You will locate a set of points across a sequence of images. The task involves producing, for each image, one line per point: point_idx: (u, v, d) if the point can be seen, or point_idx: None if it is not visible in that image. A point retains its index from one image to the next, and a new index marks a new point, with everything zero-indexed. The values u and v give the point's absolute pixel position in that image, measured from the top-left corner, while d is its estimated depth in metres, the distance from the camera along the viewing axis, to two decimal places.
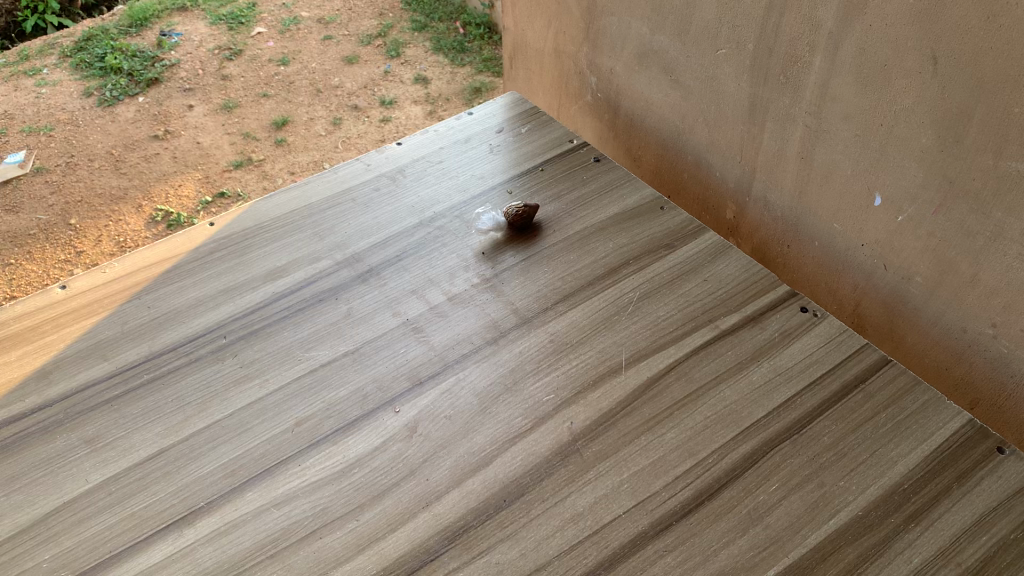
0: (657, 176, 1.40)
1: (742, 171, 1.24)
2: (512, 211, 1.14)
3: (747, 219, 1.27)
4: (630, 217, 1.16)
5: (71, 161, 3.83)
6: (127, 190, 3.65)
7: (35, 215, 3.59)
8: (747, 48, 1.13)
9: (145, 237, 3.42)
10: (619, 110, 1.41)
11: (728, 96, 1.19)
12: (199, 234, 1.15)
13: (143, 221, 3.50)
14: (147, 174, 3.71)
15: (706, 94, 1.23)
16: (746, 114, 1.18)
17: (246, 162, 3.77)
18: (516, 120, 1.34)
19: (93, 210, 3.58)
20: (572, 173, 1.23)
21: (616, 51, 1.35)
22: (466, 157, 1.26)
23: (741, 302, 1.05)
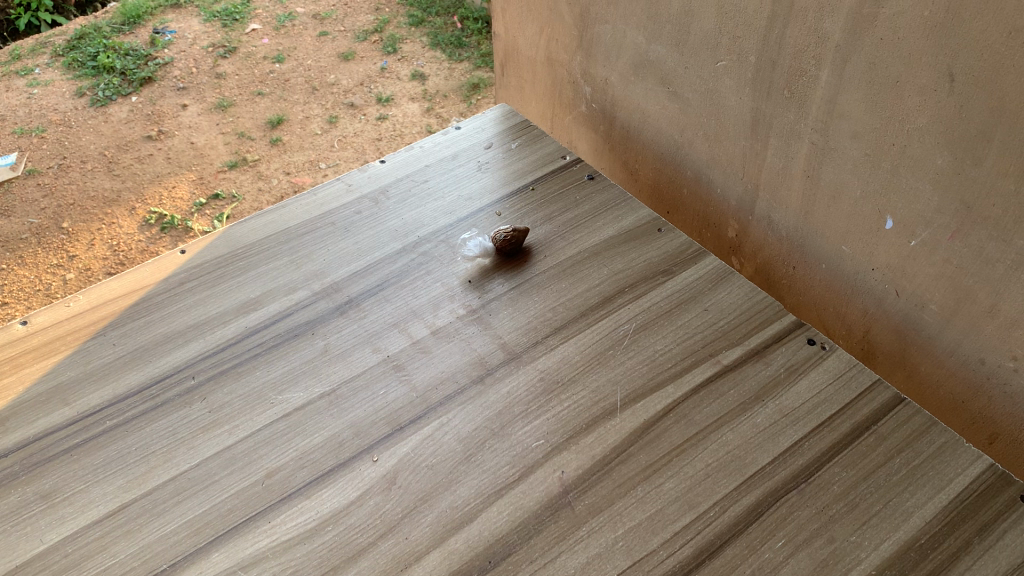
0: (655, 191, 1.33)
1: (744, 187, 1.17)
2: (501, 236, 1.07)
3: (750, 238, 1.20)
4: (626, 241, 1.10)
5: (64, 163, 3.76)
6: (119, 192, 3.58)
7: (27, 219, 3.52)
8: (749, 59, 1.06)
9: (138, 240, 3.35)
10: (614, 122, 1.34)
11: (728, 110, 1.12)
12: (168, 263, 1.09)
13: (136, 224, 3.43)
14: (140, 175, 3.65)
15: (706, 108, 1.16)
16: (748, 129, 1.11)
17: (241, 162, 3.69)
18: (506, 134, 1.27)
19: (86, 213, 3.51)
20: (565, 192, 1.17)
21: (611, 61, 1.28)
22: (452, 176, 1.20)
23: (744, 334, 0.99)
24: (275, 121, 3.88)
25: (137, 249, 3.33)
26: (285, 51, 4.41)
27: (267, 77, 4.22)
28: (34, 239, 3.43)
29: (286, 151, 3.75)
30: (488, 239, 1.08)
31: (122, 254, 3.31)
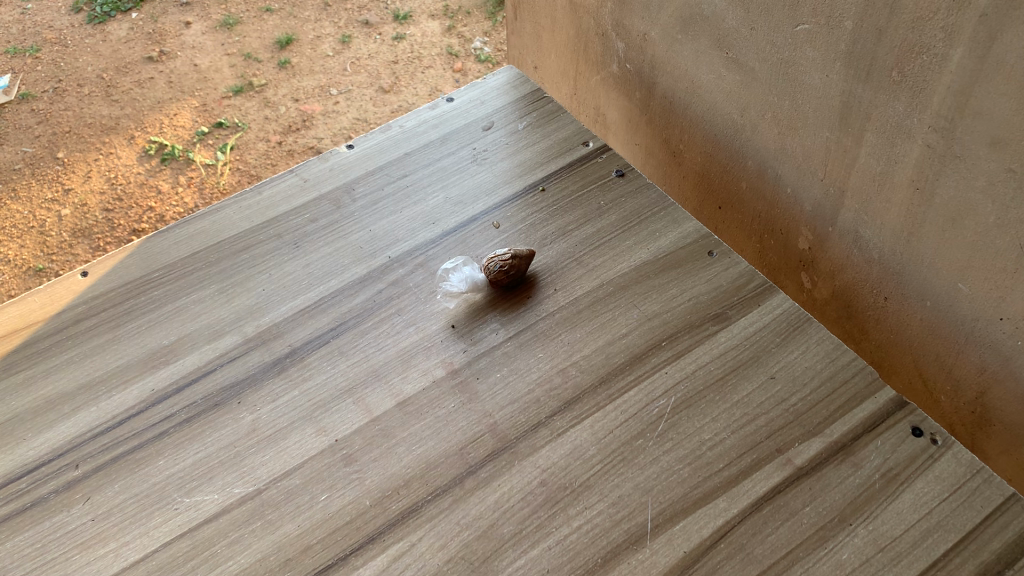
0: (700, 181, 1.01)
1: (824, 190, 0.86)
2: (495, 265, 0.80)
3: (828, 255, 0.90)
4: (664, 269, 0.82)
5: (59, 86, 3.16)
6: (118, 117, 2.95)
7: (20, 146, 2.93)
8: (843, 24, 0.74)
9: (138, 171, 2.77)
10: (649, 89, 1.02)
11: (807, 89, 0.81)
12: (63, 289, 0.84)
13: (136, 154, 2.82)
14: (140, 99, 2.99)
15: (775, 83, 0.84)
16: (836, 117, 0.80)
17: (247, 86, 3.04)
18: (510, 110, 0.99)
19: (82, 141, 2.90)
20: (584, 196, 0.89)
21: (649, 12, 0.96)
22: (438, 169, 0.92)
23: (821, 418, 0.72)
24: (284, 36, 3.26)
25: (139, 183, 2.73)
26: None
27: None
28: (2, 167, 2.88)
29: (296, 74, 3.09)
30: (479, 268, 0.81)
31: (121, 187, 2.72)
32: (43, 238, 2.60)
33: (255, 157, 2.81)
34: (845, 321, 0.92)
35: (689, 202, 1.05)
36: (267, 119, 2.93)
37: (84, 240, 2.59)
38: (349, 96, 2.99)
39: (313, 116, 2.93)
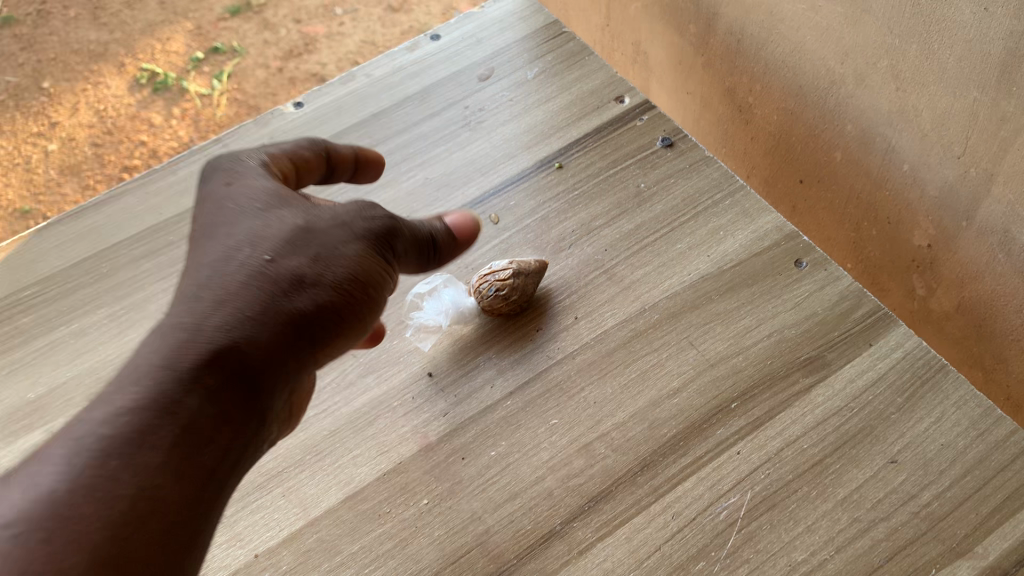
0: (776, 146, 0.71)
1: (961, 170, 0.54)
2: (489, 292, 0.57)
3: (956, 256, 0.58)
4: (733, 288, 0.58)
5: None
6: (105, 42, 1.65)
7: None
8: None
9: (128, 103, 1.59)
10: (707, 22, 0.71)
11: (947, 23, 0.49)
12: None
13: (126, 88, 1.60)
14: (129, 19, 1.68)
15: (897, 16, 0.52)
16: (998, 68, 0.48)
17: (247, 8, 1.73)
18: (515, 50, 0.73)
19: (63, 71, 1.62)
20: (617, 176, 0.65)
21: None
22: (415, 137, 0.68)
23: (969, 530, 0.48)
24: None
25: (130, 120, 1.56)
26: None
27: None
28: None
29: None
30: (472, 298, 0.58)
31: (114, 120, 1.56)
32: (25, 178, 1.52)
33: (254, 89, 1.61)
34: (976, 363, 0.61)
35: (757, 172, 0.75)
36: (264, 45, 1.64)
37: (72, 179, 1.49)
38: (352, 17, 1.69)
39: (317, 39, 1.66)
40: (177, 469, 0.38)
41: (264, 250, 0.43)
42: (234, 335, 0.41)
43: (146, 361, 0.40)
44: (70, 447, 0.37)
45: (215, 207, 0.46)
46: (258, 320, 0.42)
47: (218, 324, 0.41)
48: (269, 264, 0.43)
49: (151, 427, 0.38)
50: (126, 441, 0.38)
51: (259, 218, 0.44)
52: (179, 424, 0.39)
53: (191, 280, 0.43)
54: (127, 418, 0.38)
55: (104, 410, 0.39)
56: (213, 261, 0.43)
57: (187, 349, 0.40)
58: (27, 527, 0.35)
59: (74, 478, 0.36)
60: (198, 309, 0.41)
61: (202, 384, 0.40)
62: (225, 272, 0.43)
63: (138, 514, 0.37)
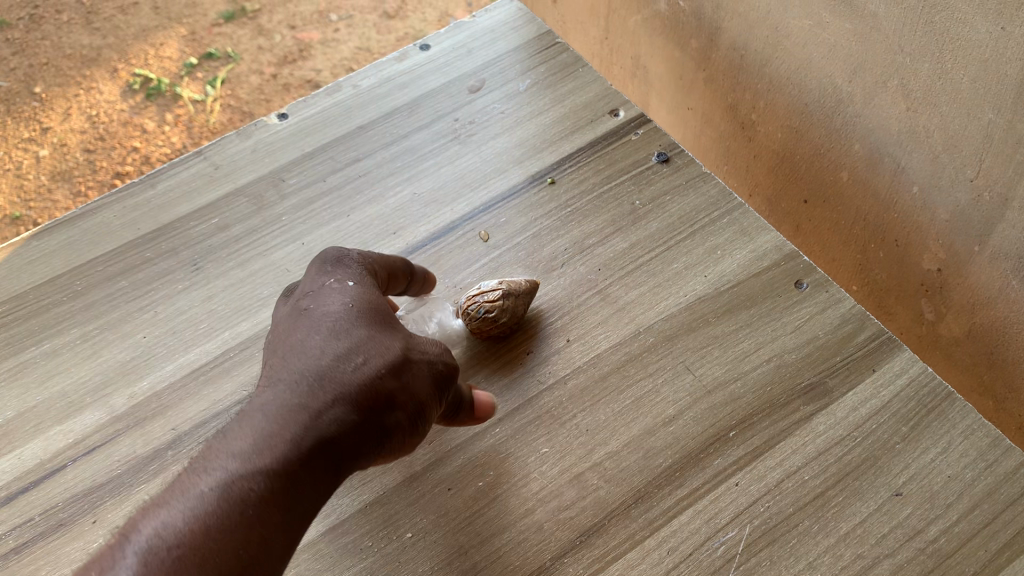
0: (779, 164, 0.69)
1: (974, 195, 0.52)
2: (478, 310, 0.55)
3: (966, 284, 0.56)
4: (731, 310, 0.56)
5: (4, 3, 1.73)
6: (98, 47, 1.65)
7: None
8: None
9: (121, 108, 1.58)
10: (709, 37, 0.69)
11: (959, 43, 0.48)
12: None
13: (120, 91, 1.59)
14: (123, 24, 1.68)
15: (908, 34, 0.51)
16: (1014, 93, 0.46)
17: (241, 13, 1.71)
18: (508, 61, 0.71)
19: (57, 75, 1.61)
20: (611, 193, 0.63)
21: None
22: (403, 151, 0.66)
23: (978, 569, 0.46)
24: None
25: (123, 124, 1.56)
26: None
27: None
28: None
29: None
30: (458, 318, 0.57)
31: (106, 125, 1.55)
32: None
33: (248, 94, 1.61)
34: (991, 390, 0.59)
35: (760, 190, 0.74)
36: (262, 53, 1.66)
37: (65, 183, 1.49)
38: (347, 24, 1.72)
39: (311, 45, 1.67)
40: (287, 553, 0.39)
41: (374, 356, 0.46)
42: (346, 432, 0.43)
43: (267, 433, 0.41)
44: (202, 498, 0.38)
45: (323, 303, 0.48)
46: (366, 422, 0.44)
47: (337, 419, 0.43)
48: (378, 371, 0.45)
49: (275, 500, 0.39)
50: (253, 507, 0.39)
51: (370, 323, 0.47)
52: (299, 506, 0.40)
53: (305, 364, 0.45)
54: (255, 485, 0.39)
55: (230, 469, 0.40)
56: (324, 354, 0.45)
57: (306, 435, 0.42)
58: (165, 563, 0.36)
59: (208, 526, 0.37)
60: (316, 399, 0.43)
61: (315, 472, 0.41)
62: (340, 367, 0.45)
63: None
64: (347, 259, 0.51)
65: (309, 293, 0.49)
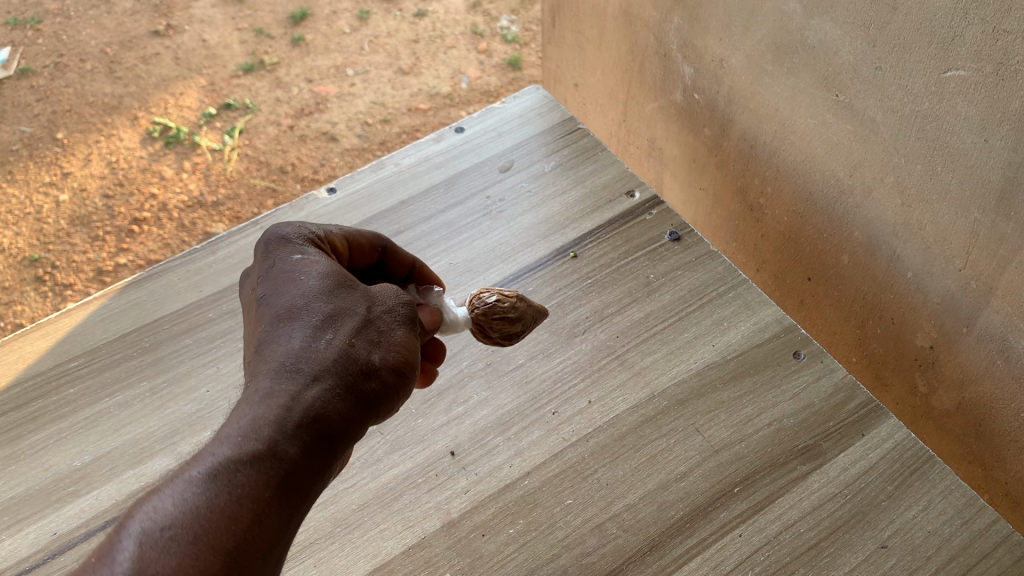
0: (787, 245, 0.81)
1: (962, 282, 0.64)
2: (486, 302, 0.61)
3: (956, 360, 0.68)
4: (736, 376, 0.63)
5: (61, 61, 2.05)
6: (121, 96, 1.96)
7: (14, 125, 1.93)
8: (1020, 76, 0.53)
9: (140, 154, 1.85)
10: (722, 127, 0.81)
11: (949, 150, 0.60)
12: None
13: (138, 136, 1.88)
14: (144, 74, 2.00)
15: (904, 140, 0.63)
16: (994, 197, 0.59)
17: (259, 65, 2.03)
18: (537, 144, 0.79)
19: (82, 122, 1.92)
20: (628, 267, 0.70)
21: (731, 33, 0.74)
22: (440, 224, 0.73)
23: None
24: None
25: (142, 169, 1.83)
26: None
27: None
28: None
29: (309, 51, 2.07)
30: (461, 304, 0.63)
31: (124, 171, 1.82)
32: (40, 226, 1.75)
33: None
34: (972, 442, 0.71)
35: (768, 266, 0.86)
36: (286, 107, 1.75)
37: (83, 228, 1.73)
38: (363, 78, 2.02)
39: None
40: (282, 522, 0.43)
41: (341, 329, 0.50)
42: (326, 406, 0.47)
43: (252, 415, 0.46)
44: (193, 480, 0.43)
45: (285, 282, 0.52)
46: (345, 393, 0.48)
47: (314, 393, 0.47)
48: (346, 342, 0.50)
49: (263, 476, 0.44)
50: (241, 484, 0.43)
51: (332, 297, 0.51)
52: (287, 478, 0.44)
53: (280, 347, 0.49)
54: (242, 465, 0.43)
55: (219, 453, 0.44)
56: (296, 337, 0.50)
57: (289, 414, 0.46)
58: (159, 542, 0.40)
59: (201, 503, 0.42)
60: (293, 378, 0.48)
61: (302, 442, 0.46)
62: (311, 345, 0.49)
63: (251, 554, 0.42)
64: (303, 231, 0.56)
65: (271, 275, 0.54)
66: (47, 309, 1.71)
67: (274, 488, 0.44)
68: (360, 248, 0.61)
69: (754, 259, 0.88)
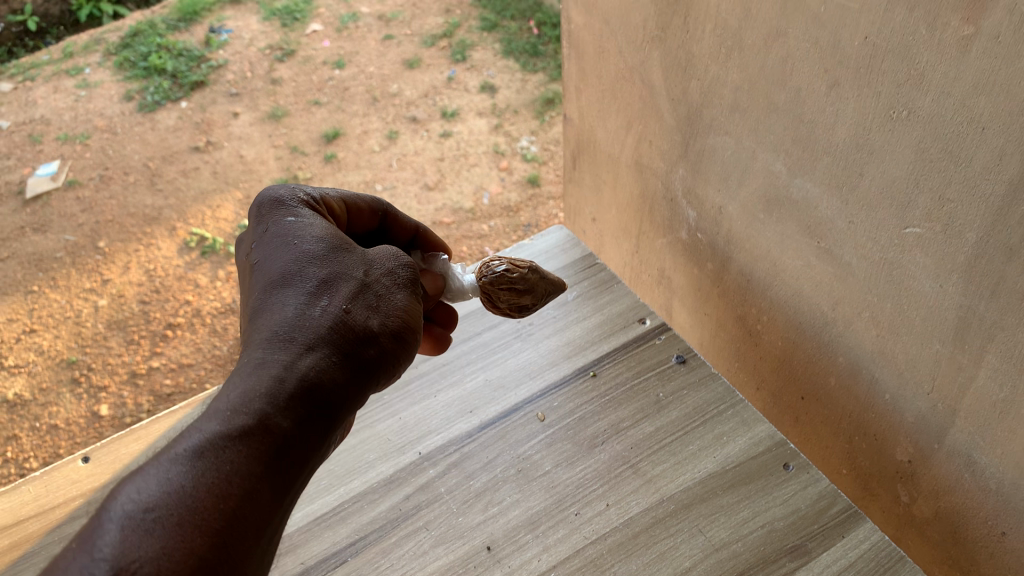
0: (782, 367, 0.92)
1: (931, 404, 0.75)
2: (496, 270, 0.85)
3: (931, 472, 0.78)
4: (734, 485, 0.74)
5: (107, 175, 2.71)
6: (160, 208, 2.56)
7: (62, 235, 2.53)
8: (962, 236, 0.64)
9: (176, 263, 2.37)
10: (722, 263, 0.93)
11: (912, 294, 0.71)
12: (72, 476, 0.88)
13: (176, 246, 2.42)
14: (184, 189, 2.62)
15: (874, 283, 0.75)
16: (950, 334, 0.69)
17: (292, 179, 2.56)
18: (561, 280, 0.96)
19: (123, 232, 2.50)
20: (640, 386, 0.83)
21: (728, 186, 0.87)
22: (478, 346, 0.91)
23: None
24: (315, 101, 2.93)
25: (178, 276, 2.33)
26: (353, 10, 3.46)
27: (306, 43, 3.28)
28: (12, 240, 2.54)
29: (342, 168, 2.57)
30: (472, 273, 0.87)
31: (159, 278, 2.33)
32: (78, 329, 2.23)
33: None
34: (952, 547, 0.80)
35: (767, 385, 0.96)
36: None
37: (120, 333, 2.20)
38: (391, 194, 2.45)
39: None
40: (271, 477, 0.58)
41: (329, 305, 0.66)
42: (318, 373, 0.63)
43: (250, 384, 0.61)
44: (182, 457, 0.56)
45: (284, 260, 0.70)
46: (332, 362, 0.64)
47: (306, 362, 0.63)
48: (335, 317, 0.66)
49: (257, 442, 0.58)
50: (228, 461, 0.56)
51: (326, 278, 0.68)
52: (278, 440, 0.59)
53: (282, 319, 0.65)
54: (230, 442, 0.57)
55: (210, 428, 0.58)
56: (295, 312, 0.66)
57: (285, 381, 0.61)
58: (144, 519, 0.52)
59: (189, 480, 0.55)
60: (290, 348, 0.63)
61: (296, 405, 0.61)
62: (304, 318, 0.65)
63: (241, 511, 0.55)
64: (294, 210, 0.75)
65: (274, 252, 0.71)
66: (82, 404, 2.06)
67: (264, 452, 0.58)
68: (356, 208, 0.84)
69: (754, 378, 0.99)
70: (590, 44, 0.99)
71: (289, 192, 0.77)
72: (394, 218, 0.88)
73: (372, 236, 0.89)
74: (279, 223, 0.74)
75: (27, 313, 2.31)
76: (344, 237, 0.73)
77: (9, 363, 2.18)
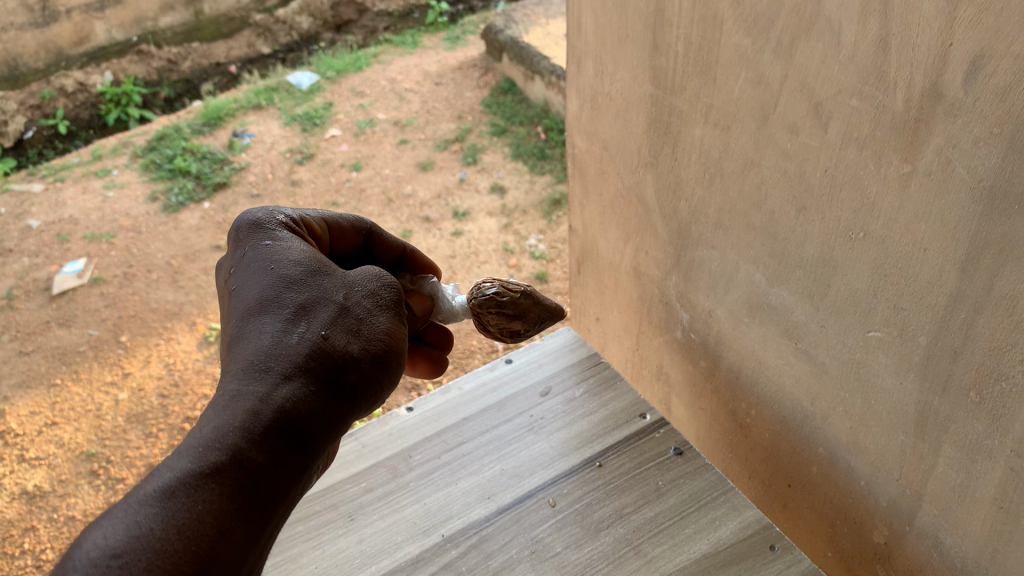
0: (771, 457, 1.00)
1: (901, 489, 0.83)
2: (487, 295, 1.00)
3: (905, 553, 0.86)
4: (726, 565, 0.82)
5: (130, 272, 2.85)
6: (181, 303, 2.69)
7: (86, 329, 2.65)
8: (915, 340, 0.74)
9: (195, 357, 2.47)
10: (714, 361, 1.03)
11: (878, 390, 0.81)
12: None
13: (195, 340, 2.53)
14: (205, 284, 2.74)
15: (846, 380, 0.84)
16: (911, 425, 0.79)
17: None
18: (570, 378, 1.06)
19: (145, 326, 2.62)
20: (642, 474, 0.92)
21: (716, 292, 0.97)
22: (494, 437, 1.00)
23: None
24: (331, 202, 3.08)
25: (196, 369, 2.43)
26: (370, 116, 3.65)
27: (325, 147, 3.47)
28: (38, 334, 2.66)
29: None
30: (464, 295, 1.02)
31: (179, 372, 2.43)
32: (99, 422, 2.32)
33: None
34: None
35: (758, 474, 1.04)
36: None
37: (139, 426, 2.28)
38: None
39: None
40: (245, 505, 0.67)
41: (305, 332, 0.76)
42: (294, 400, 0.72)
43: (228, 416, 0.70)
44: (155, 499, 0.64)
45: (263, 288, 0.79)
46: (304, 389, 0.73)
47: (281, 392, 0.72)
48: (311, 344, 0.76)
49: (231, 473, 0.67)
50: (196, 502, 0.65)
51: (302, 307, 0.78)
52: (252, 469, 0.68)
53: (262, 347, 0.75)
54: (198, 482, 0.66)
55: (180, 467, 0.66)
56: (274, 341, 0.75)
57: (262, 407, 0.71)
58: (110, 563, 0.61)
59: (160, 521, 0.63)
60: (268, 378, 0.73)
61: (274, 428, 0.71)
62: (281, 346, 0.75)
63: (210, 546, 0.64)
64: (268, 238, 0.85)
65: (253, 280, 0.81)
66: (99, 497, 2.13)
67: (234, 484, 0.67)
68: (339, 226, 0.96)
69: (747, 467, 1.07)
70: (592, 166, 1.12)
71: (268, 215, 0.87)
72: (377, 237, 1.00)
73: (354, 254, 1.01)
74: (257, 252, 0.84)
75: (49, 406, 2.41)
76: (320, 262, 0.83)
77: (32, 455, 2.26)
